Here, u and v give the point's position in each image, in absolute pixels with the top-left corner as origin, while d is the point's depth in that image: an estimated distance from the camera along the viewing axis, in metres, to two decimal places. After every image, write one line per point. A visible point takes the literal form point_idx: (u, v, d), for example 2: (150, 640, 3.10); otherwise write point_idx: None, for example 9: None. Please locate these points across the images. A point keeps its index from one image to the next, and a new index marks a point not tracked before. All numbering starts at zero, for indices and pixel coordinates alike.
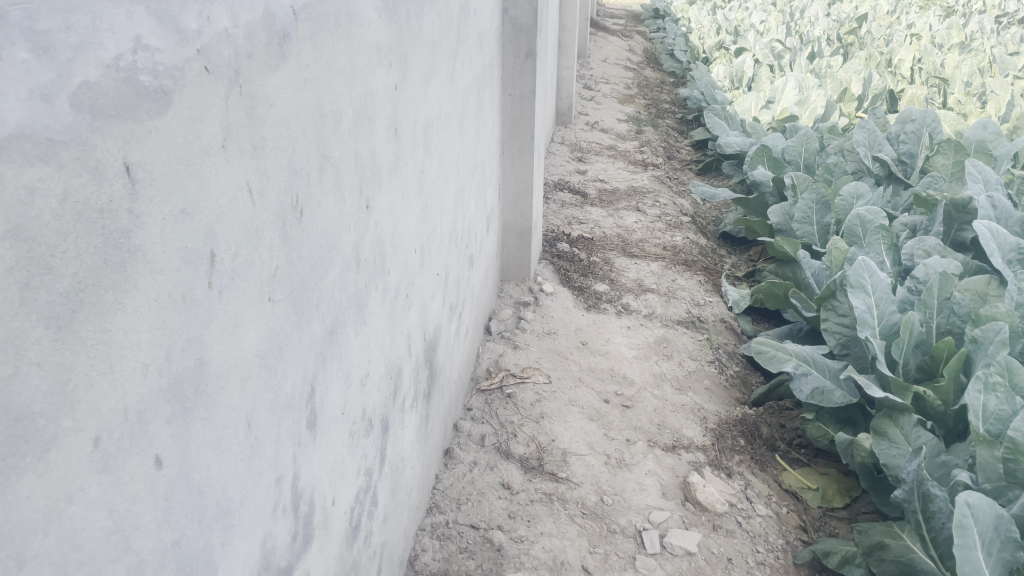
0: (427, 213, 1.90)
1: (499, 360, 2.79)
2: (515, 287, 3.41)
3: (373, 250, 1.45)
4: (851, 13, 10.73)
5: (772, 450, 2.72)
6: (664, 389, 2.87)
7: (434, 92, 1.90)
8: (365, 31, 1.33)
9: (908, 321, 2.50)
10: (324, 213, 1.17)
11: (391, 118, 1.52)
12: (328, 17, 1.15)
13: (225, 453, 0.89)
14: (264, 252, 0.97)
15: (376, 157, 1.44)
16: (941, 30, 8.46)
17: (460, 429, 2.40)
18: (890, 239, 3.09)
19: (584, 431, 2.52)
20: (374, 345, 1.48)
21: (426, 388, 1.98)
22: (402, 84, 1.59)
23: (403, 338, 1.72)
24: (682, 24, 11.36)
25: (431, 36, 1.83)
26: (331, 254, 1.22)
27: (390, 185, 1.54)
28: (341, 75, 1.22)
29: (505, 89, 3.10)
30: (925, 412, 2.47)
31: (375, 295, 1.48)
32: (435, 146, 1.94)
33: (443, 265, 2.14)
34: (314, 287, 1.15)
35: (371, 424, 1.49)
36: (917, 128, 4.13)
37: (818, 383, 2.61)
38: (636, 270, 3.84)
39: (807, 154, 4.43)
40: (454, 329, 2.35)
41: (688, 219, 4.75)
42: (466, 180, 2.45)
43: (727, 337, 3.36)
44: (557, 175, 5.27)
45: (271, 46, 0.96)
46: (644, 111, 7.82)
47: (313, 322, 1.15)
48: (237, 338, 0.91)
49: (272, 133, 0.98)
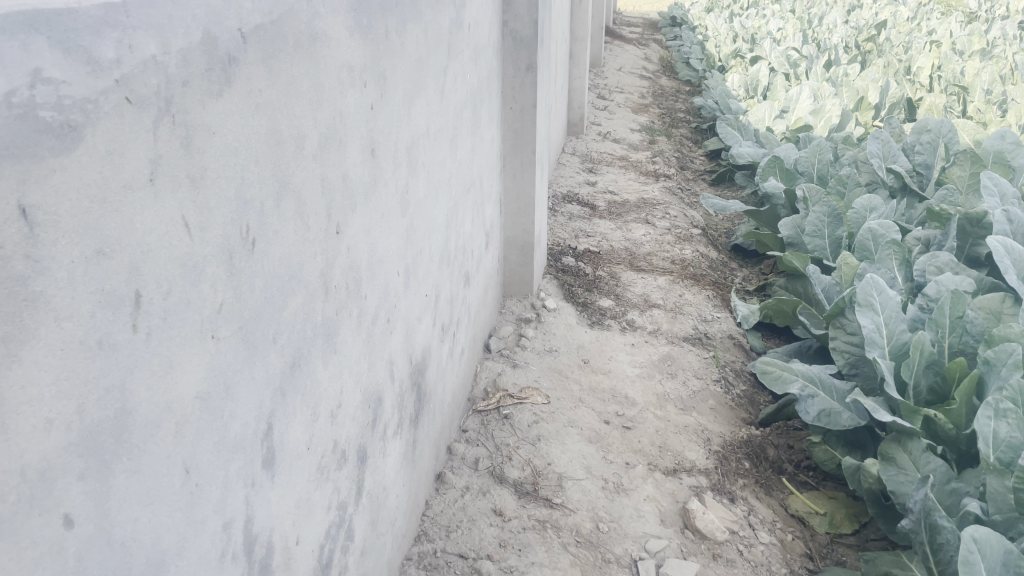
0: (412, 234, 1.85)
1: (497, 380, 2.73)
2: (517, 302, 3.35)
3: (346, 276, 1.40)
4: (871, 19, 10.59)
5: (778, 472, 2.64)
6: (667, 409, 2.79)
7: (420, 110, 1.85)
8: (334, 51, 1.29)
9: (918, 341, 2.41)
10: (282, 241, 1.12)
11: (367, 139, 1.47)
12: (286, 39, 1.10)
13: (157, 504, 0.85)
14: (206, 286, 0.92)
15: (349, 180, 1.39)
16: (962, 37, 8.32)
17: (454, 452, 2.35)
18: (902, 255, 2.99)
19: (582, 454, 2.45)
20: (347, 373, 1.43)
21: (413, 414, 1.93)
22: (380, 103, 1.55)
23: (384, 364, 1.67)
24: (699, 33, 11.28)
25: (416, 53, 1.78)
26: (292, 283, 1.17)
27: (367, 208, 1.49)
28: (304, 97, 1.17)
29: (506, 102, 3.05)
30: (936, 436, 2.38)
31: (348, 322, 1.42)
32: (422, 164, 1.90)
33: (434, 285, 2.10)
34: (270, 319, 1.10)
35: (345, 456, 1.44)
36: (933, 138, 4.02)
37: (825, 405, 2.52)
38: (643, 285, 3.77)
39: (821, 165, 4.32)
40: (447, 349, 2.30)
41: (698, 231, 4.67)
42: (460, 198, 2.40)
43: (734, 354, 3.28)
44: (566, 186, 5.21)
45: (213, 73, 0.91)
46: (657, 120, 7.75)
47: (269, 356, 1.10)
48: (172, 381, 0.86)
49: (216, 163, 0.92)
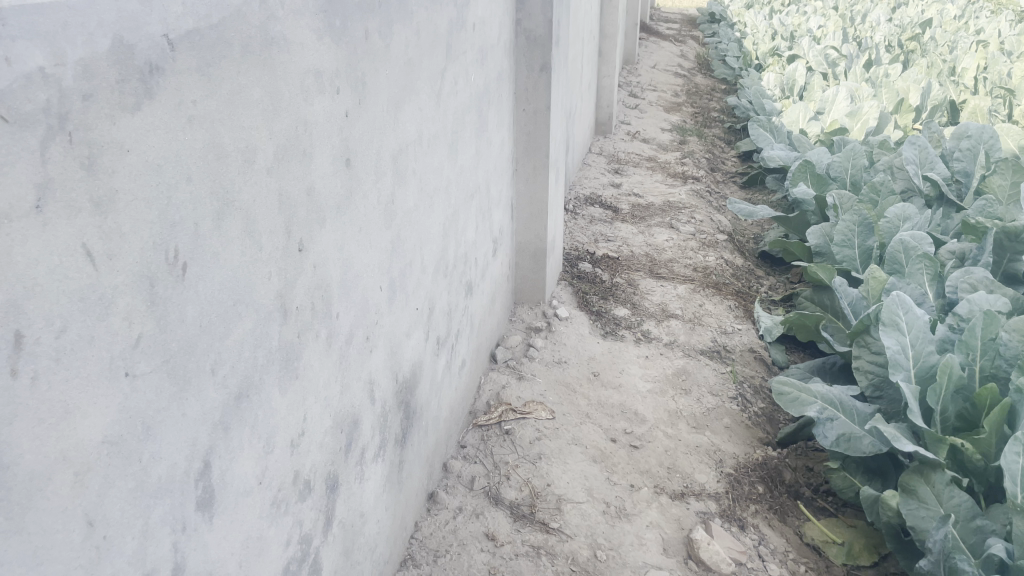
0: (400, 245, 1.76)
1: (500, 393, 2.63)
2: (529, 310, 3.24)
3: (311, 295, 1.31)
4: (917, 17, 10.27)
5: (795, 497, 2.51)
6: (678, 428, 2.67)
7: (410, 115, 1.76)
8: (298, 55, 1.20)
9: (946, 365, 2.27)
10: (224, 264, 1.03)
11: (340, 149, 1.38)
12: (231, 45, 1.01)
13: (49, 564, 0.77)
14: (117, 320, 0.83)
15: (316, 194, 1.30)
16: (1011, 37, 8.01)
17: (449, 469, 2.26)
18: (934, 270, 2.82)
19: (585, 474, 2.35)
20: (313, 399, 1.34)
21: (400, 434, 1.84)
22: (358, 110, 1.46)
23: (363, 384, 1.58)
24: (737, 29, 11.02)
25: (405, 56, 1.69)
26: (239, 308, 1.08)
27: (339, 223, 1.40)
28: (255, 106, 1.08)
29: (518, 104, 2.95)
30: (963, 467, 2.24)
31: (314, 344, 1.33)
32: (412, 172, 1.80)
33: (427, 298, 2.00)
34: (208, 349, 1.01)
35: (310, 486, 1.36)
36: (973, 144, 3.83)
37: (844, 429, 2.38)
38: (662, 293, 3.65)
39: (854, 171, 4.15)
40: (443, 362, 2.20)
41: (724, 237, 4.53)
42: (462, 205, 2.30)
43: (754, 369, 3.14)
44: (589, 188, 5.09)
45: (128, 85, 0.82)
46: (690, 119, 7.57)
47: (206, 390, 1.01)
48: (69, 427, 0.77)
49: (132, 184, 0.84)
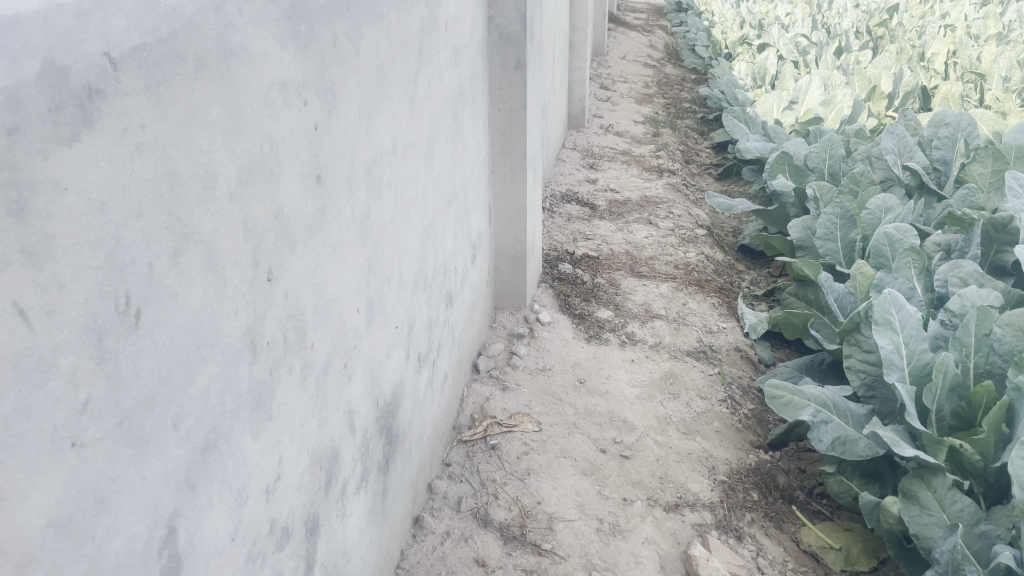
0: (377, 262, 1.65)
1: (484, 406, 2.54)
2: (509, 316, 3.15)
3: (283, 327, 1.20)
4: (883, 2, 10.29)
5: (789, 502, 2.44)
6: (668, 434, 2.59)
7: (383, 123, 1.65)
8: (262, 67, 1.09)
9: (942, 364, 2.21)
10: (183, 307, 0.92)
11: (309, 166, 1.28)
12: (183, 60, 0.90)
13: None
14: (59, 384, 0.72)
15: (286, 217, 1.19)
16: (977, 21, 8.05)
17: (434, 490, 2.16)
18: (921, 263, 2.76)
19: (576, 489, 2.26)
20: (289, 438, 1.24)
21: (383, 462, 1.74)
22: (328, 122, 1.35)
23: (342, 415, 1.48)
24: (704, 18, 10.97)
25: (376, 61, 1.58)
26: (203, 351, 0.97)
27: (311, 246, 1.29)
28: (213, 126, 0.97)
29: (493, 104, 2.84)
30: (962, 468, 2.19)
31: (288, 379, 1.23)
32: (387, 184, 1.70)
33: (407, 314, 1.90)
34: (169, 402, 0.90)
35: (289, 532, 1.25)
36: (951, 132, 3.80)
37: (839, 432, 2.31)
38: (645, 292, 3.57)
39: (832, 161, 4.10)
40: (425, 379, 2.10)
41: (704, 232, 4.46)
42: (439, 213, 2.19)
43: (741, 369, 3.08)
44: (565, 185, 5.00)
45: (62, 113, 0.71)
46: (662, 111, 7.50)
47: (167, 448, 0.90)
48: (5, 516, 0.67)
49: (70, 228, 0.73)
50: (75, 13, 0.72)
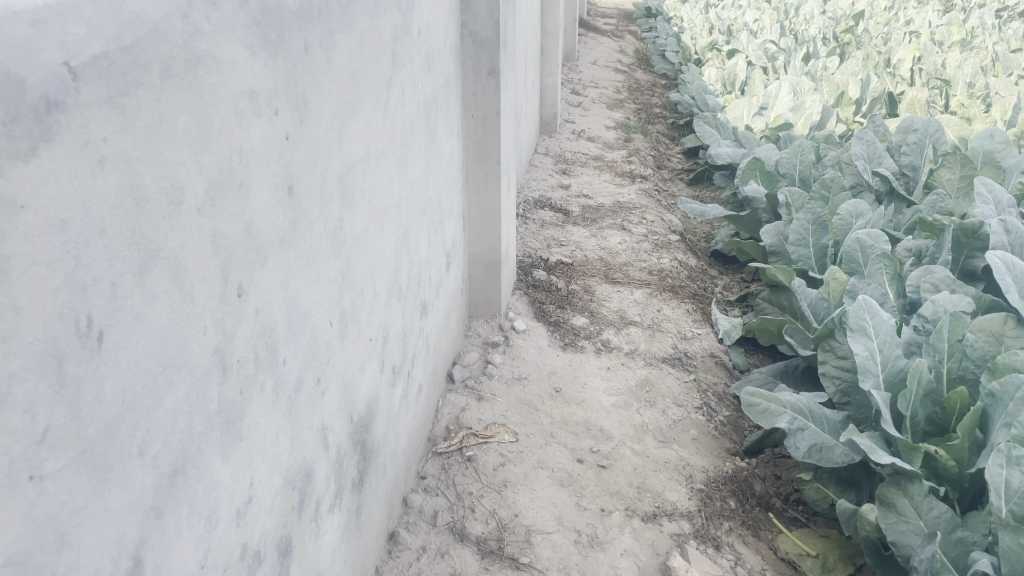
0: (350, 274, 1.61)
1: (460, 417, 2.50)
2: (484, 324, 3.12)
3: (254, 344, 1.16)
4: (848, 9, 10.44)
5: (766, 509, 2.44)
6: (645, 443, 2.58)
7: (357, 131, 1.61)
8: (231, 76, 1.06)
9: (916, 371, 2.21)
10: (150, 327, 0.88)
11: (281, 176, 1.24)
12: (148, 69, 0.86)
13: None
14: (16, 415, 0.68)
15: (256, 231, 1.15)
16: (940, 28, 8.19)
17: (410, 505, 2.13)
18: (894, 269, 2.78)
19: (553, 501, 2.24)
20: (260, 458, 1.20)
21: (357, 478, 1.70)
22: (300, 131, 1.31)
23: (316, 432, 1.44)
24: (674, 23, 11.04)
25: (348, 68, 1.55)
26: (170, 373, 0.93)
27: (283, 259, 1.26)
28: (180, 137, 0.93)
29: (466, 110, 2.82)
30: (937, 474, 2.20)
31: (260, 398, 1.19)
32: (360, 194, 1.66)
33: (381, 326, 1.86)
34: (135, 427, 0.86)
35: (261, 555, 1.21)
36: (920, 138, 3.84)
37: (815, 439, 2.31)
38: (619, 299, 3.56)
39: (803, 167, 4.11)
40: (400, 392, 2.06)
41: (677, 237, 4.47)
42: (413, 222, 2.16)
43: (716, 376, 3.08)
44: (538, 190, 4.99)
45: (18, 126, 0.67)
46: (633, 116, 7.53)
47: (133, 475, 0.86)
48: None
49: (27, 248, 0.69)
50: (32, 21, 0.69)
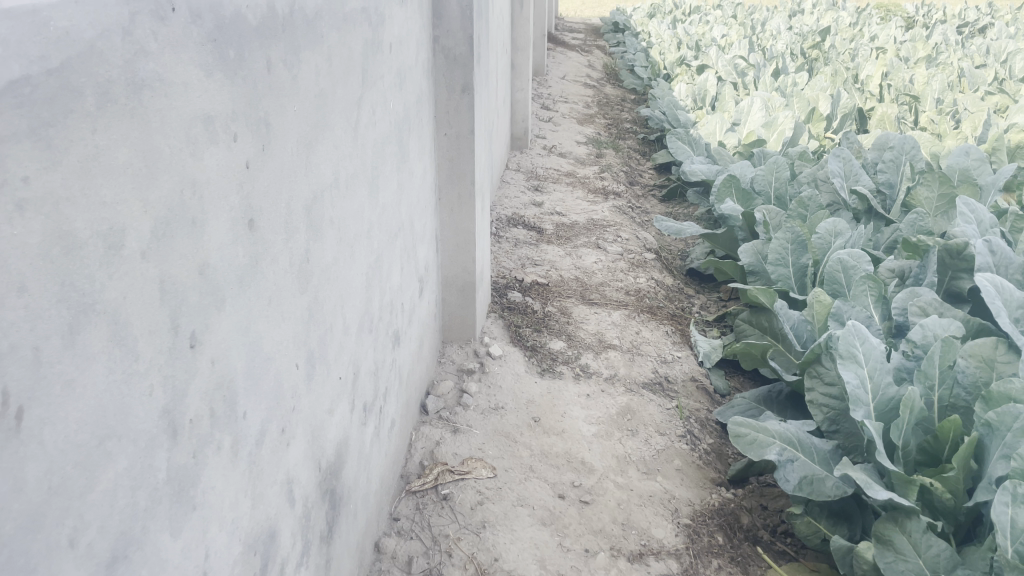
0: (319, 311, 1.48)
1: (435, 451, 2.38)
2: (458, 349, 3.00)
3: (209, 399, 1.03)
4: (814, 25, 10.52)
5: (754, 542, 2.34)
6: (629, 475, 2.47)
7: (324, 155, 1.49)
8: (183, 100, 0.94)
9: (909, 399, 2.12)
10: (82, 396, 0.76)
11: (240, 210, 1.11)
12: (81, 94, 0.74)
13: None
14: None
15: (213, 272, 1.02)
16: (906, 45, 8.27)
17: (382, 550, 2.00)
18: (879, 291, 2.71)
19: (534, 542, 2.12)
20: (217, 527, 1.06)
21: (326, 530, 1.56)
22: (262, 158, 1.18)
23: (280, 487, 1.30)
24: (641, 38, 11.01)
25: (316, 87, 1.42)
26: (108, 446, 0.80)
27: (244, 301, 1.12)
28: (121, 172, 0.81)
29: (439, 129, 2.71)
30: (932, 506, 2.12)
31: (216, 460, 1.05)
32: (329, 222, 1.54)
33: (352, 363, 1.72)
34: (64, 514, 0.74)
35: None
36: (896, 156, 3.79)
37: (806, 471, 2.22)
38: (597, 321, 3.47)
39: (778, 184, 4.02)
40: (372, 430, 1.93)
41: (652, 256, 4.39)
42: (385, 248, 2.04)
43: (698, 401, 2.98)
44: (511, 208, 4.89)
45: None
46: (604, 132, 7.47)
47: (61, 571, 0.74)
48: None
49: None
50: None
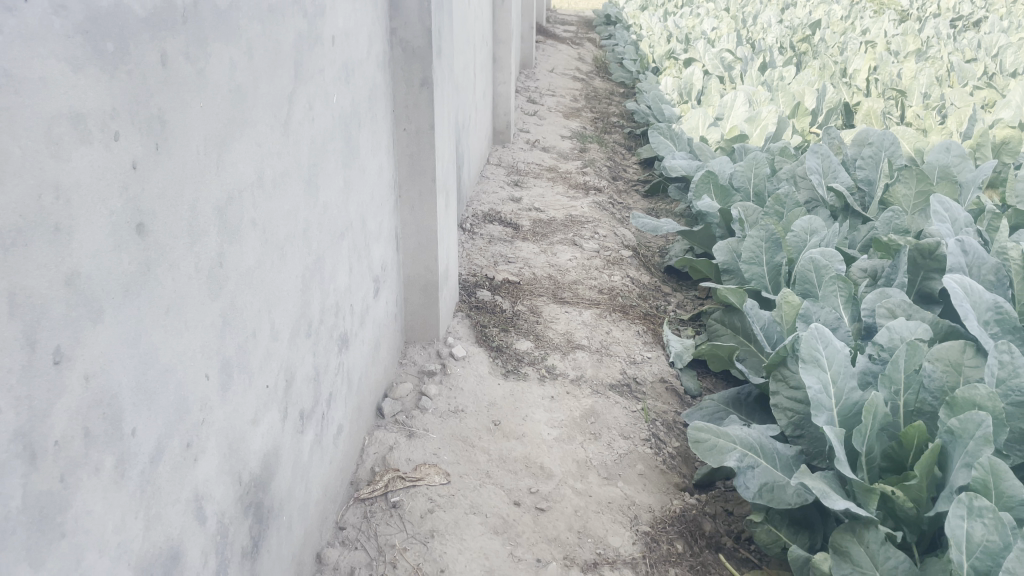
0: (237, 316, 1.41)
1: (387, 457, 2.32)
2: (420, 350, 2.93)
3: (84, 417, 0.96)
4: (806, 18, 10.42)
5: (716, 550, 2.27)
6: (588, 480, 2.41)
7: (243, 154, 1.42)
8: (42, 95, 0.87)
9: (871, 405, 2.05)
10: None
11: (125, 213, 1.03)
12: None
13: None
14: None
15: (85, 283, 0.95)
16: (896, 39, 8.18)
17: (325, 561, 1.95)
18: (848, 292, 2.63)
19: (484, 551, 2.06)
20: (97, 552, 1.00)
21: (250, 545, 1.50)
22: (156, 158, 1.11)
23: (185, 505, 1.24)
24: (632, 31, 10.90)
25: (230, 83, 1.35)
26: None
27: (130, 311, 1.05)
28: None
29: (398, 123, 2.63)
30: (895, 514, 2.05)
31: (93, 483, 0.98)
32: (251, 223, 1.47)
33: (283, 369, 1.66)
34: None
35: None
36: (875, 152, 3.71)
37: (766, 478, 2.16)
38: (566, 320, 3.40)
39: (757, 180, 3.95)
40: (311, 437, 1.86)
41: (629, 253, 4.32)
42: (328, 249, 1.97)
43: (666, 403, 2.91)
44: (488, 204, 4.81)
45: None
46: (589, 126, 7.39)
47: None
48: None
49: None
50: None
